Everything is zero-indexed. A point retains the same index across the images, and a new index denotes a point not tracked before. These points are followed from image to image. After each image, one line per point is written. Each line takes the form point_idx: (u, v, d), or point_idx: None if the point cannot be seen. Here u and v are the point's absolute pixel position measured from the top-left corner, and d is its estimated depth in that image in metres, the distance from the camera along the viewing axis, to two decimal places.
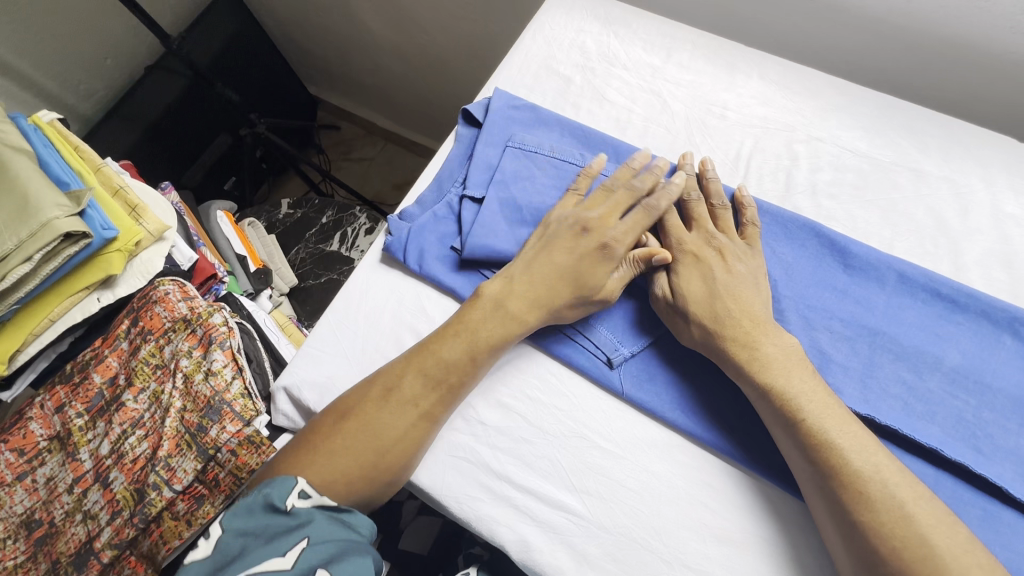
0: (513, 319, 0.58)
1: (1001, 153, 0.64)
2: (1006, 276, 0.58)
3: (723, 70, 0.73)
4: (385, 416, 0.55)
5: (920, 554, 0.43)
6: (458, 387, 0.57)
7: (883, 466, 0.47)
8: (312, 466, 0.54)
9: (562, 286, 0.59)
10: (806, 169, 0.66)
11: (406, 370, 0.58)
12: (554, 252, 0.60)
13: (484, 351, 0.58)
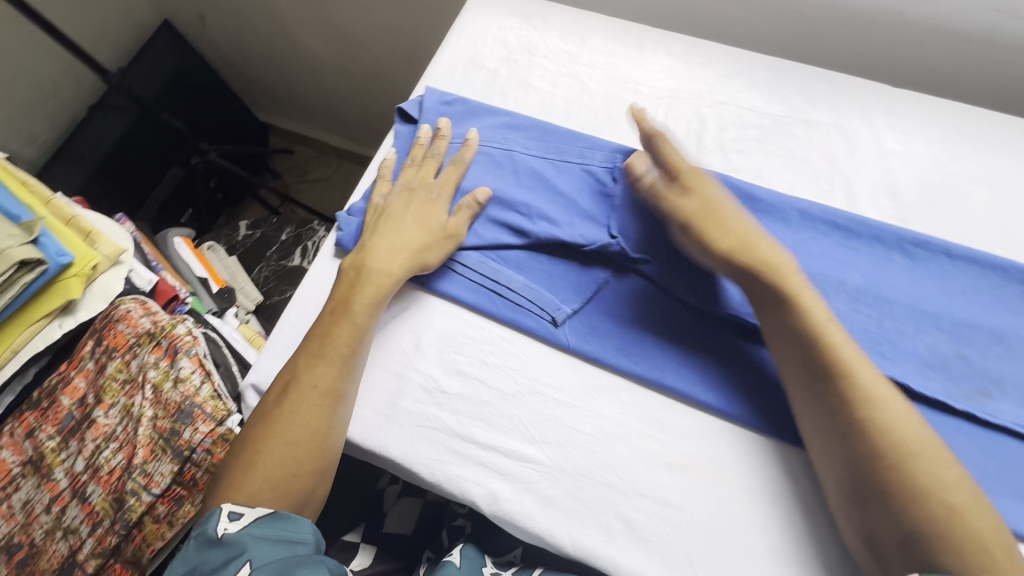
0: (385, 277, 0.64)
1: (879, 98, 0.72)
2: (892, 202, 0.66)
3: (633, 49, 0.80)
4: (288, 407, 0.57)
5: (910, 450, 0.48)
6: (349, 359, 0.61)
7: (873, 379, 0.52)
8: (235, 483, 0.54)
9: (412, 233, 0.67)
10: (714, 130, 0.73)
11: (297, 364, 0.60)
12: (394, 210, 0.69)
13: (363, 318, 0.63)
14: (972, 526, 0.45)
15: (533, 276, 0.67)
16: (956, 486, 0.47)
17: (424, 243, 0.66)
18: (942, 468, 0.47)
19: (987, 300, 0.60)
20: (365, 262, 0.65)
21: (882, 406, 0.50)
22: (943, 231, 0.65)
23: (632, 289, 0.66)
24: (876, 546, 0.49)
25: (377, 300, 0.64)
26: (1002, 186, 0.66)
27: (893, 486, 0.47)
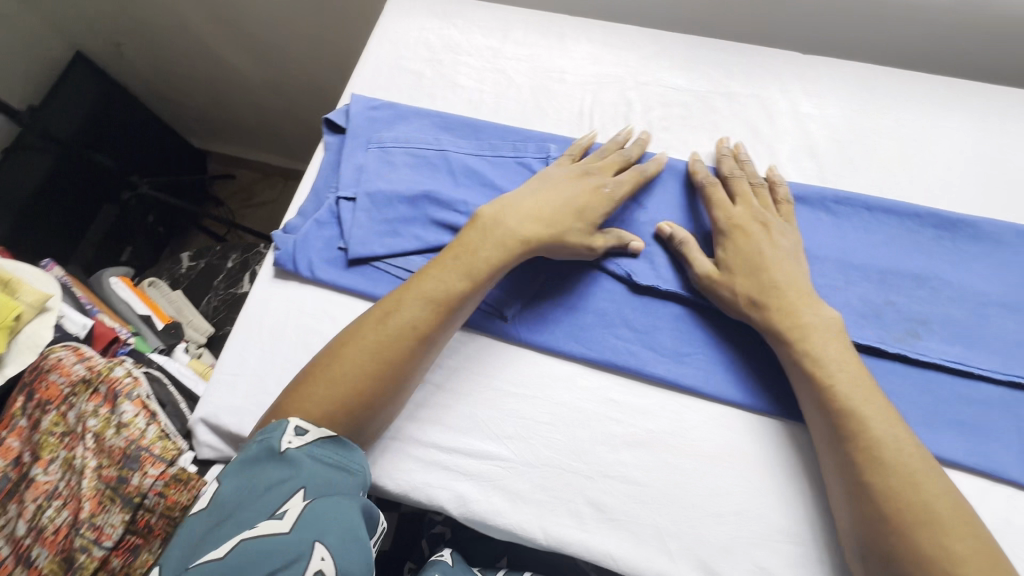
0: (512, 238, 0.62)
1: (792, 65, 0.74)
2: (812, 163, 0.69)
3: (554, 39, 0.80)
4: (395, 340, 0.58)
5: (923, 513, 0.48)
6: (457, 308, 0.60)
7: (905, 437, 0.52)
8: (308, 395, 0.55)
9: (562, 217, 0.63)
10: (640, 111, 0.74)
11: (429, 293, 0.60)
12: (558, 188, 0.64)
13: (484, 268, 0.60)
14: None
15: None
16: (967, 557, 0.46)
17: (566, 230, 0.62)
18: (953, 535, 0.46)
19: (907, 246, 0.64)
20: (499, 220, 0.62)
21: (900, 465, 0.50)
22: (861, 186, 0.68)
23: (576, 274, 0.67)
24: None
25: (491, 270, 0.61)
26: (912, 137, 0.69)
27: (900, 547, 0.47)
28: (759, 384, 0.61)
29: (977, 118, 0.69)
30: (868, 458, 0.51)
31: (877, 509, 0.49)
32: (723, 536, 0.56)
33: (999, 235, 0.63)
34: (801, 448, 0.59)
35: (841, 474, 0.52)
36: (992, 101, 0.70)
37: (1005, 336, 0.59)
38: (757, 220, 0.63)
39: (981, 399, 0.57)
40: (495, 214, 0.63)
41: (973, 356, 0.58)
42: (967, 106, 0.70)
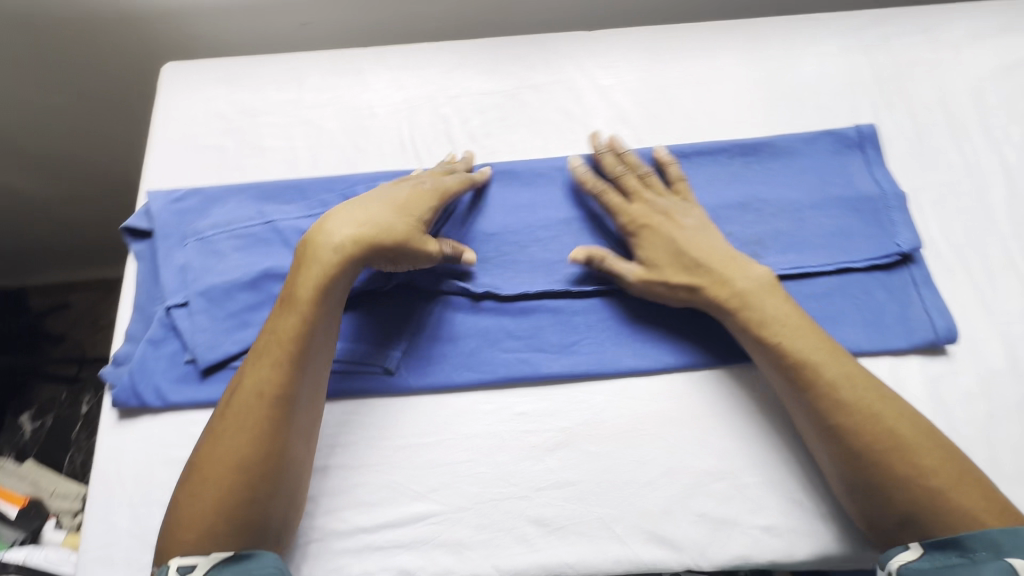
0: (325, 261, 0.57)
1: (581, 43, 0.78)
2: (626, 130, 0.73)
3: (352, 75, 0.77)
4: (244, 424, 0.53)
5: (892, 443, 0.53)
6: (304, 349, 0.55)
7: (857, 373, 0.56)
8: (180, 526, 0.50)
9: (379, 218, 0.59)
10: (458, 124, 0.74)
11: (262, 363, 0.55)
12: (360, 207, 0.60)
13: (306, 303, 0.56)
14: (957, 502, 0.50)
15: (349, 338, 0.64)
16: (937, 468, 0.52)
17: (397, 230, 0.59)
18: (921, 452, 0.52)
19: (725, 179, 0.70)
20: (308, 250, 0.58)
21: (858, 401, 0.54)
22: (673, 138, 0.73)
23: (448, 302, 0.65)
24: (872, 529, 0.54)
25: (318, 295, 0.56)
26: (701, 82, 0.76)
27: (878, 476, 0.52)
28: (644, 347, 0.63)
29: (746, 50, 0.77)
30: (829, 393, 0.55)
31: (848, 443, 0.54)
32: (661, 501, 0.58)
33: (790, 147, 0.71)
34: (699, 391, 0.62)
35: (808, 419, 0.56)
36: (752, 33, 0.78)
37: (822, 231, 0.67)
38: (660, 210, 0.65)
39: (824, 292, 0.64)
40: (303, 248, 0.58)
41: (805, 257, 0.65)
42: (735, 42, 0.78)
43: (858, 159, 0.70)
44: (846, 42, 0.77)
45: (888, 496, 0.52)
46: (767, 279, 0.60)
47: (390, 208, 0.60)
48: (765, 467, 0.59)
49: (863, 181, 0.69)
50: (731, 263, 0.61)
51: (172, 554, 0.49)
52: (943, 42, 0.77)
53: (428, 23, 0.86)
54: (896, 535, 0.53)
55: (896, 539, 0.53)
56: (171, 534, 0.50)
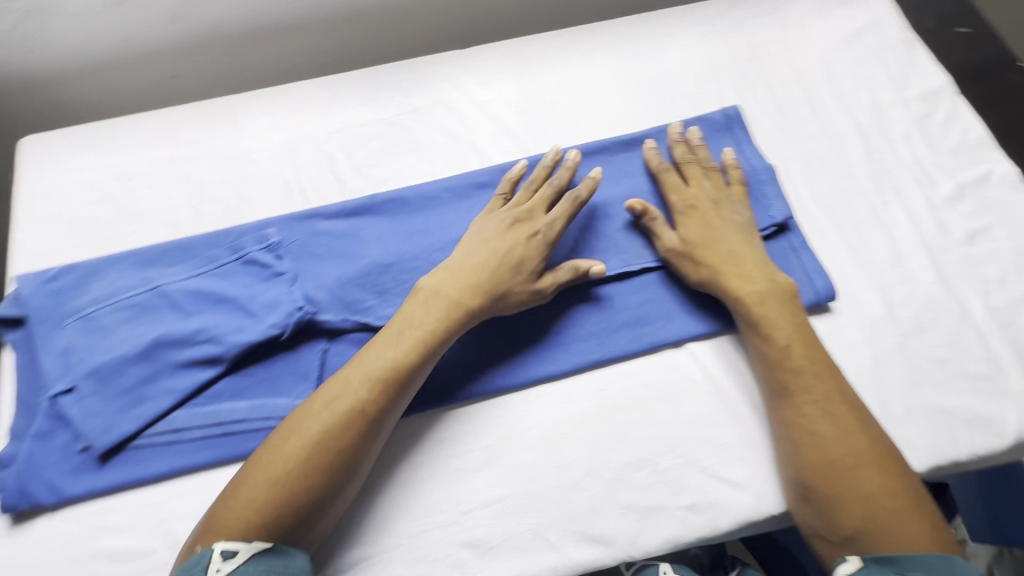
0: (448, 298, 0.60)
1: (456, 62, 0.79)
2: (510, 141, 0.75)
3: (226, 124, 0.75)
4: (338, 435, 0.53)
5: (854, 461, 0.55)
6: (405, 386, 0.56)
7: (837, 391, 0.58)
8: (231, 511, 0.50)
9: (503, 265, 0.61)
10: (343, 158, 0.73)
11: (378, 365, 0.56)
12: (485, 240, 0.63)
13: (421, 345, 0.57)
14: (907, 525, 0.52)
15: (255, 395, 0.62)
16: (892, 492, 0.53)
17: (504, 282, 0.61)
18: (878, 473, 0.54)
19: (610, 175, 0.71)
20: (437, 285, 0.60)
21: (831, 418, 0.57)
22: (557, 143, 0.75)
23: (352, 340, 0.64)
24: (816, 534, 0.56)
25: (429, 341, 0.58)
26: (576, 85, 0.78)
27: (840, 488, 0.54)
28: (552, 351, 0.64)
29: (614, 50, 0.80)
30: (824, 401, 0.57)
31: (825, 450, 0.56)
32: (588, 500, 0.59)
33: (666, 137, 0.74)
34: (612, 386, 0.63)
35: (787, 425, 0.58)
36: (618, 33, 0.81)
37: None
38: (708, 198, 0.67)
39: None
40: (439, 274, 0.62)
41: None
42: (603, 43, 0.81)
43: (729, 139, 0.74)
44: (705, 31, 0.81)
45: (844, 508, 0.54)
46: (786, 292, 0.62)
47: (518, 275, 0.61)
48: (683, 448, 0.61)
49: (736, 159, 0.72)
50: (750, 258, 0.64)
51: (213, 539, 0.49)
52: (792, 20, 0.82)
53: (303, 59, 0.85)
54: (834, 545, 0.55)
55: (835, 547, 0.54)
56: (217, 517, 0.50)
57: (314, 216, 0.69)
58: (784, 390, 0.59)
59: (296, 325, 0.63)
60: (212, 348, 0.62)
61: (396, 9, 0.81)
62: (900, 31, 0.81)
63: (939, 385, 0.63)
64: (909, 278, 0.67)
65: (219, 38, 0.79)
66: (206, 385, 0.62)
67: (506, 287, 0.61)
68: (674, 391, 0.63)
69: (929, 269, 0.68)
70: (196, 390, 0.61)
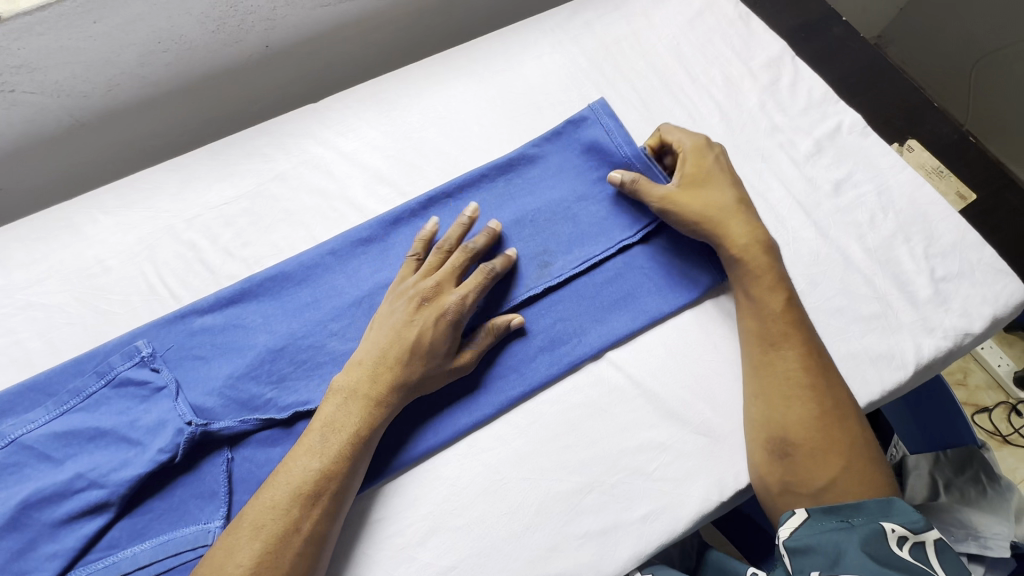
0: (374, 386, 0.55)
1: (313, 117, 0.75)
2: (386, 188, 0.72)
3: (65, 233, 0.67)
4: (274, 563, 0.47)
5: (837, 413, 0.58)
6: (340, 493, 0.51)
7: (823, 353, 0.61)
8: None
9: (418, 352, 0.56)
10: (209, 244, 0.67)
11: (307, 475, 0.50)
12: (394, 325, 0.57)
13: (351, 445, 0.53)
14: (867, 475, 0.56)
15: (157, 531, 0.55)
16: (859, 445, 0.57)
17: (422, 368, 0.56)
18: (851, 427, 0.58)
19: (494, 202, 0.70)
20: (356, 376, 0.55)
21: (821, 373, 0.59)
22: (435, 180, 0.73)
23: (259, 441, 0.59)
24: (783, 491, 0.57)
25: (357, 439, 0.53)
26: (442, 116, 0.76)
27: (824, 440, 0.57)
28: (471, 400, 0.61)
29: (473, 73, 0.79)
30: (813, 354, 0.60)
31: (815, 400, 0.58)
32: (543, 540, 0.57)
33: (542, 151, 0.73)
34: (542, 415, 0.61)
35: (777, 378, 0.60)
36: (474, 55, 0.80)
37: (594, 215, 0.70)
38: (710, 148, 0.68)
39: (614, 274, 0.67)
40: (360, 359, 0.57)
41: (588, 248, 0.68)
42: (461, 68, 0.79)
43: (604, 134, 0.72)
44: (557, 38, 0.82)
45: (824, 460, 0.56)
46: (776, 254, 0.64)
47: (440, 355, 0.57)
48: (625, 459, 0.60)
49: (613, 154, 0.72)
50: (754, 225, 0.65)
51: None
52: (636, 13, 0.84)
53: (148, 142, 0.78)
54: (802, 497, 0.56)
55: (803, 499, 0.56)
56: None
57: (187, 314, 0.63)
58: (776, 342, 0.61)
59: (188, 442, 0.56)
60: (95, 493, 0.54)
61: (236, 71, 0.76)
62: (734, 6, 0.85)
63: (841, 333, 0.66)
64: (794, 238, 0.71)
65: (37, 140, 0.70)
66: (97, 537, 0.54)
67: (430, 367, 0.57)
68: (604, 405, 0.62)
69: (808, 225, 0.71)
70: (84, 546, 0.54)
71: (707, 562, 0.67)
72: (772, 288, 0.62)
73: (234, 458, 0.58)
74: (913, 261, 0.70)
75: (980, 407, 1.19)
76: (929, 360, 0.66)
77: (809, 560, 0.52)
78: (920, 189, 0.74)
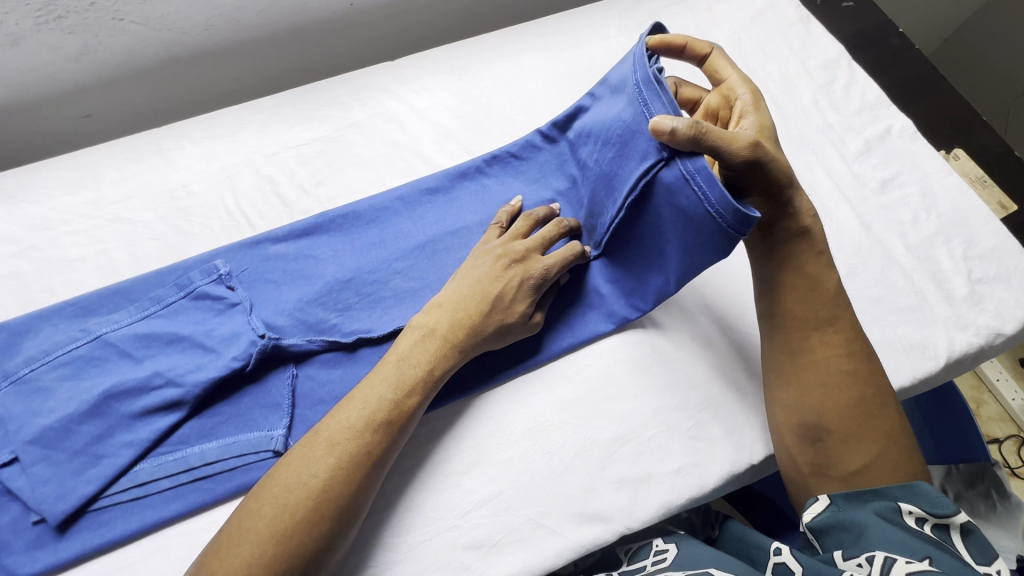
0: (457, 330, 0.58)
1: (389, 74, 0.79)
2: (453, 145, 0.76)
3: (154, 157, 0.72)
4: (348, 478, 0.51)
5: (871, 401, 0.59)
6: (407, 423, 0.55)
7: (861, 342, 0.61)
8: (260, 528, 0.48)
9: (501, 305, 0.60)
10: (286, 180, 0.72)
11: (382, 403, 0.53)
12: (483, 277, 0.60)
13: (425, 381, 0.56)
14: (896, 460, 0.57)
15: (225, 433, 0.59)
16: (893, 433, 0.58)
17: (503, 319, 0.60)
18: (887, 416, 0.58)
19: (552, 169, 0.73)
20: (439, 318, 0.58)
21: (859, 365, 0.59)
22: (500, 142, 0.76)
23: (323, 362, 0.63)
24: (815, 473, 0.59)
25: (433, 376, 0.56)
26: (511, 85, 0.80)
27: (859, 427, 0.58)
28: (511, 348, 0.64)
29: (542, 48, 0.83)
30: (854, 344, 0.60)
31: (851, 389, 0.59)
32: (581, 481, 0.60)
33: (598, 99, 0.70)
34: (587, 367, 0.65)
35: (815, 366, 0.59)
36: (542, 32, 0.84)
37: (611, 164, 0.63)
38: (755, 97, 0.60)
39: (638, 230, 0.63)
40: (451, 298, 0.59)
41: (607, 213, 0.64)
42: (530, 43, 0.83)
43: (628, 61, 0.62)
44: (624, 24, 0.86)
45: (854, 446, 0.57)
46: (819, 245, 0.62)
47: (519, 310, 0.60)
48: (663, 418, 0.63)
49: (629, 79, 0.61)
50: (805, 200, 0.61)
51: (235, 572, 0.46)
52: (701, 7, 0.88)
53: (230, 85, 0.83)
54: (833, 479, 0.58)
55: (832, 480, 0.58)
56: (243, 537, 0.47)
57: (263, 241, 0.67)
58: (818, 327, 0.60)
59: (260, 355, 0.60)
60: (170, 391, 0.58)
61: (321, 25, 0.81)
62: (796, 8, 0.89)
63: (877, 321, 0.69)
64: (838, 229, 0.73)
65: (134, 70, 0.75)
66: (168, 432, 0.58)
67: (507, 318, 0.60)
68: (646, 363, 0.65)
69: (853, 219, 0.74)
70: (156, 439, 0.57)
71: (727, 531, 0.67)
72: (813, 273, 0.61)
73: (302, 375, 0.62)
74: (951, 261, 0.73)
75: (993, 436, 1.20)
76: (961, 354, 0.68)
77: (830, 538, 0.54)
78: (964, 194, 0.76)
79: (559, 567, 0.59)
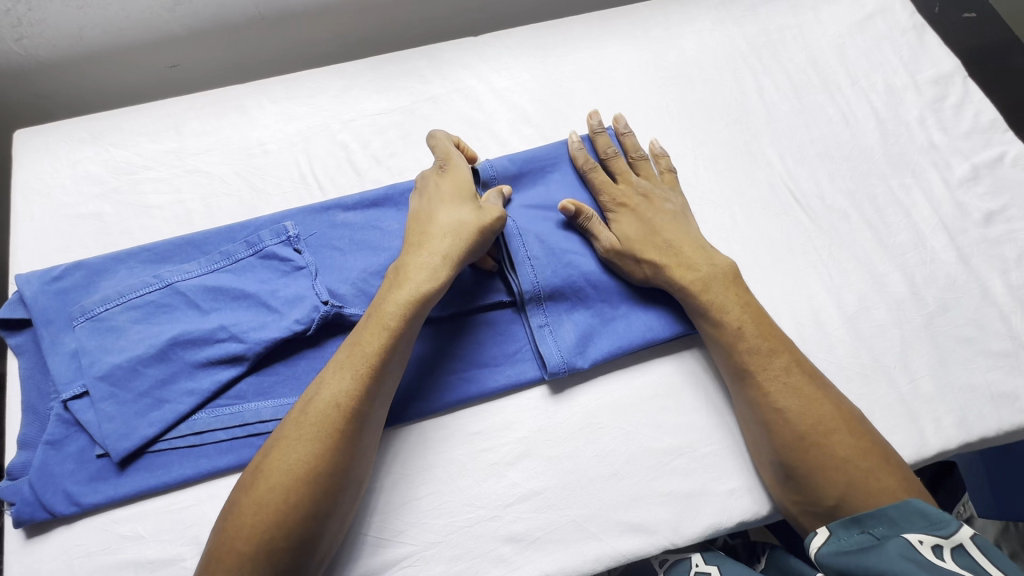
0: (419, 274, 0.56)
1: (471, 50, 0.77)
2: (529, 129, 0.73)
3: (235, 113, 0.72)
4: (322, 433, 0.50)
5: (818, 429, 0.54)
6: (381, 371, 0.52)
7: (789, 363, 0.57)
8: (249, 490, 0.48)
9: (444, 219, 0.58)
10: (359, 148, 0.71)
11: (353, 354, 0.52)
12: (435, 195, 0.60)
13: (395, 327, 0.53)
14: (882, 482, 0.52)
15: (280, 393, 0.60)
16: (848, 455, 0.53)
17: (453, 242, 0.57)
18: (836, 443, 0.54)
19: (577, 181, 0.68)
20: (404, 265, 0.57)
21: (792, 402, 0.55)
22: (577, 130, 0.74)
23: None
24: (801, 511, 0.55)
25: (403, 319, 0.54)
26: (594, 72, 0.77)
27: (814, 459, 0.54)
28: (515, 328, 0.63)
29: (630, 36, 0.79)
30: (791, 370, 0.57)
31: (795, 421, 0.55)
32: (628, 489, 0.58)
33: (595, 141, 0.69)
34: (644, 373, 0.63)
35: (753, 407, 0.57)
36: (632, 19, 0.81)
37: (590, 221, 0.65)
38: (639, 192, 0.65)
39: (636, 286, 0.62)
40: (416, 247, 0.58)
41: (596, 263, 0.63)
42: (619, 30, 0.80)
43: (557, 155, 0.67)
44: (718, 17, 0.81)
45: (824, 480, 0.53)
46: (730, 276, 0.61)
47: (456, 223, 0.58)
48: (717, 437, 0.60)
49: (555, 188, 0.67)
50: (697, 260, 0.61)
51: (231, 535, 0.47)
52: (804, 6, 0.83)
53: (311, 48, 0.83)
54: (812, 514, 0.55)
55: (812, 516, 0.55)
56: (233, 502, 0.49)
57: (333, 207, 0.66)
58: (760, 369, 0.57)
59: (321, 320, 0.60)
60: (233, 345, 0.59)
61: None
62: (911, 15, 0.82)
63: (964, 362, 0.64)
64: (932, 259, 0.68)
65: (223, 26, 0.76)
66: (227, 386, 0.59)
67: (461, 250, 0.57)
68: (706, 377, 0.63)
69: (950, 249, 0.69)
70: (213, 390, 0.58)
71: (772, 562, 0.63)
72: (729, 332, 0.58)
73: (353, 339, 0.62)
74: None
75: None
76: None
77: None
78: None
79: (596, 573, 0.58)
